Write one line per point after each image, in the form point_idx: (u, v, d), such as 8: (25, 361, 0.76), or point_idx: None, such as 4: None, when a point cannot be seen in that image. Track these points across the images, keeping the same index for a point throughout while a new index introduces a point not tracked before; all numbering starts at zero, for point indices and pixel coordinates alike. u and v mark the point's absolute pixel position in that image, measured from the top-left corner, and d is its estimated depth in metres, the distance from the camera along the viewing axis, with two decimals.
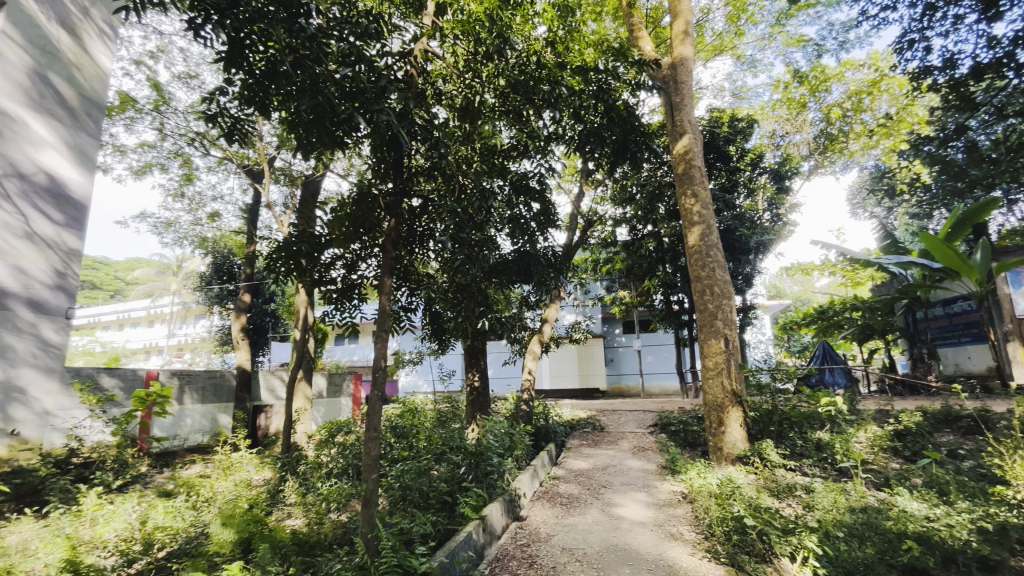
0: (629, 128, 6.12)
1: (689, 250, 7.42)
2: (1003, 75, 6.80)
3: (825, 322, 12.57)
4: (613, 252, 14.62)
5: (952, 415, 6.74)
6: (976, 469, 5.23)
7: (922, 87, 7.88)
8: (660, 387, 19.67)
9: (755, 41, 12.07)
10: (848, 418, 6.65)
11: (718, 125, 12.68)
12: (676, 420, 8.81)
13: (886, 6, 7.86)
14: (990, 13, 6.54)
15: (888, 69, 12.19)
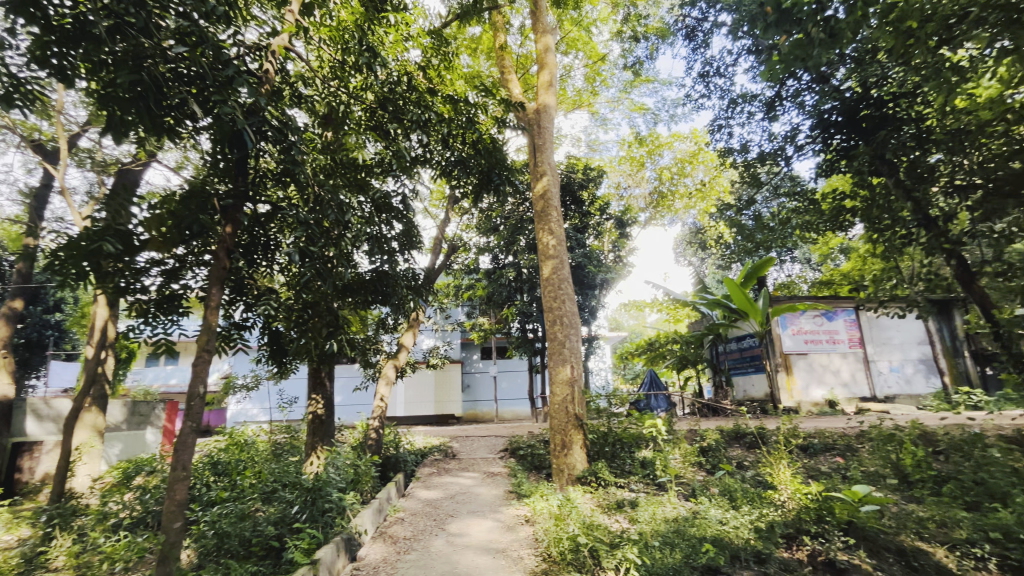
0: (495, 160, 6.36)
1: (543, 281, 7.93)
2: (778, 163, 8.73)
3: (652, 352, 14.41)
4: (475, 279, 14.92)
5: (740, 433, 8.15)
6: (755, 477, 6.40)
7: (726, 163, 9.71)
8: (513, 412, 20.35)
9: (607, 102, 13.70)
10: (666, 438, 7.60)
11: (574, 170, 14.17)
12: (524, 444, 9.16)
13: (703, 94, 9.63)
14: (771, 114, 8.41)
15: (703, 145, 14.85)
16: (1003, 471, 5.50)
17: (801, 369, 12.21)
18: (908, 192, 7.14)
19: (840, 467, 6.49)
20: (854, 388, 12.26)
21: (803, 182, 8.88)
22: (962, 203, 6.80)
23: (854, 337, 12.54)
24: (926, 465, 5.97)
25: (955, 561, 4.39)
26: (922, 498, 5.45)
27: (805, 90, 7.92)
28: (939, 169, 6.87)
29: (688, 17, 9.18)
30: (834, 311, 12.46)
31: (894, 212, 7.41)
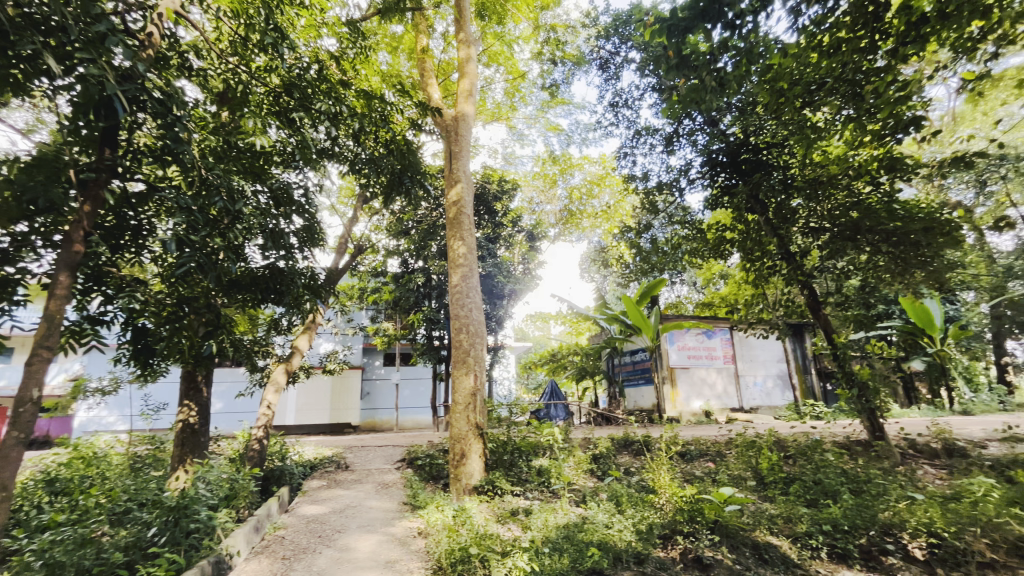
0: (407, 163, 6.36)
1: (452, 288, 7.88)
2: (673, 193, 9.58)
3: (554, 362, 14.91)
4: (382, 283, 14.40)
5: (628, 441, 8.70)
6: (639, 482, 6.87)
7: (629, 189, 10.44)
8: (414, 421, 19.83)
9: (524, 118, 14.09)
10: (562, 446, 7.88)
11: (489, 181, 14.38)
12: (422, 454, 8.95)
13: (612, 123, 10.30)
14: (669, 147, 9.21)
15: (610, 170, 15.84)
16: (835, 472, 6.46)
17: (684, 382, 13.40)
18: (775, 229, 8.23)
19: (711, 472, 7.19)
20: (726, 399, 13.70)
21: (693, 214, 9.81)
22: (816, 242, 8.17)
23: (728, 354, 14.07)
24: (778, 468, 6.82)
25: (796, 551, 5.07)
26: (774, 497, 6.23)
27: (698, 130, 8.81)
28: (799, 212, 8.02)
29: (602, 49, 9.79)
30: (713, 329, 13.91)
31: (763, 246, 8.48)
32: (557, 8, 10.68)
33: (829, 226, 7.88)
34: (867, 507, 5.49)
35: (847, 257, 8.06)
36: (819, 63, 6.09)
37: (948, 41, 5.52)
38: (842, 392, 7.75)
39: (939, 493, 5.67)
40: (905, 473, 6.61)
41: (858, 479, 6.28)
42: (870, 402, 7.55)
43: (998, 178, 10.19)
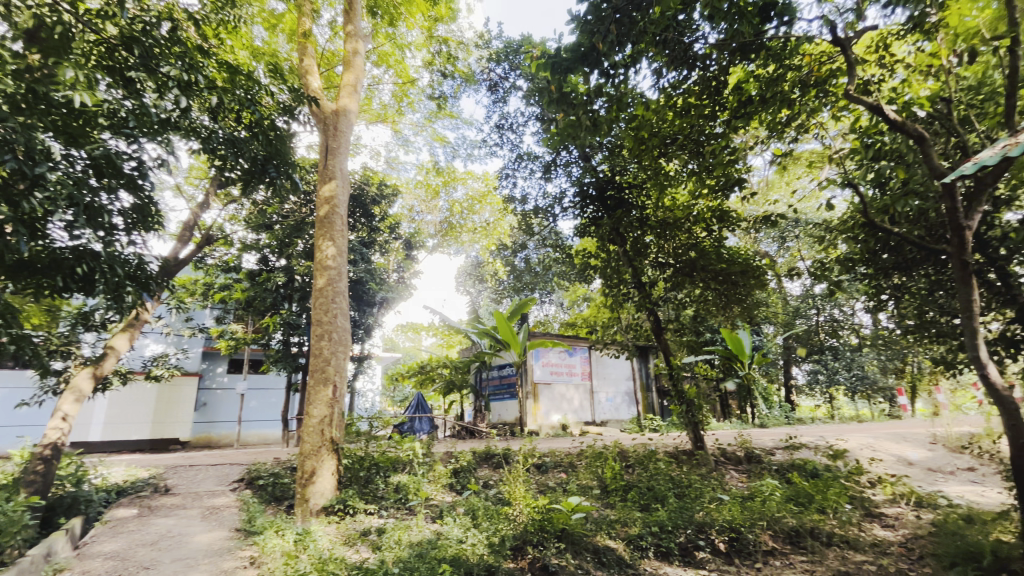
0: (274, 152, 6.16)
1: (315, 292, 7.31)
2: (547, 218, 10.16)
3: (422, 375, 14.65)
4: (234, 279, 12.83)
5: (489, 454, 8.84)
6: (496, 494, 7.00)
7: (508, 209, 10.84)
8: (259, 436, 17.82)
9: (410, 124, 13.86)
10: (422, 461, 7.70)
11: (367, 183, 13.82)
12: (265, 473, 8.05)
13: (496, 143, 10.64)
14: (547, 175, 9.79)
15: (492, 188, 16.28)
16: (665, 479, 7.33)
17: (545, 397, 14.14)
18: (631, 261, 9.21)
19: (562, 482, 7.63)
20: (581, 413, 14.76)
21: (564, 239, 10.50)
22: (662, 275, 9.38)
23: (586, 371, 15.25)
24: (619, 477, 7.49)
25: (629, 551, 5.60)
26: (614, 503, 6.82)
27: (573, 162, 9.53)
28: (650, 247, 9.10)
29: (492, 72, 10.11)
30: (574, 348, 15.00)
31: (620, 274, 9.37)
32: (452, 23, 10.79)
33: (673, 261, 9.12)
34: (687, 508, 6.31)
35: (685, 290, 9.35)
36: (674, 120, 7.06)
37: (767, 121, 6.79)
38: (675, 408, 8.84)
39: (739, 494, 6.75)
40: (716, 477, 7.76)
41: (682, 484, 7.19)
42: (694, 416, 8.73)
43: (794, 237, 12.73)
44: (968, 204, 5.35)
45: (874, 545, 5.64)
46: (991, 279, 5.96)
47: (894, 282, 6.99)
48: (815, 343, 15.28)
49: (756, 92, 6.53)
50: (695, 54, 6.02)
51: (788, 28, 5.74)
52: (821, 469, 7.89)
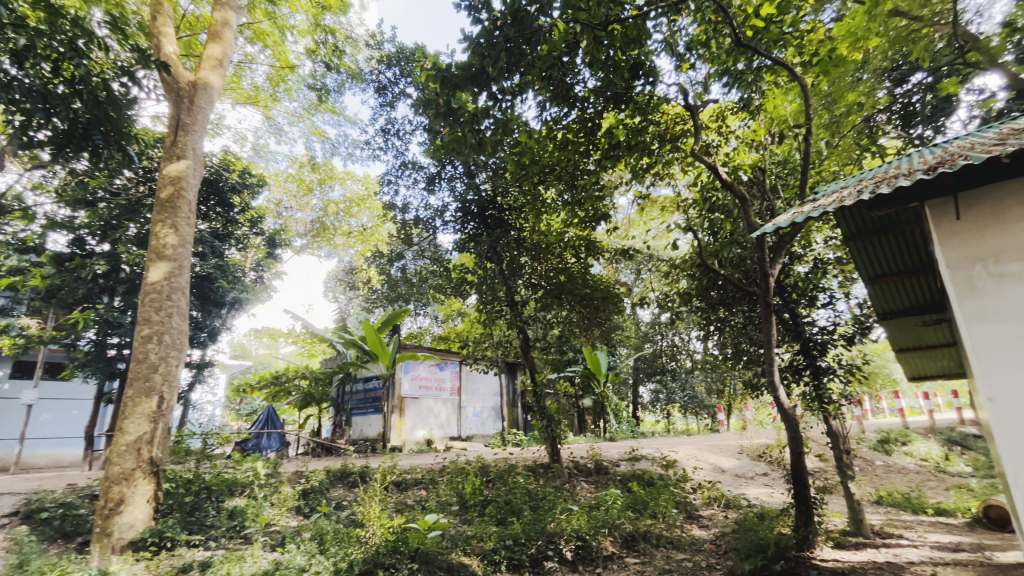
0: (105, 117, 5.89)
1: (145, 286, 6.25)
2: (427, 230, 10.06)
3: (276, 386, 13.31)
4: (32, 262, 10.39)
5: (345, 473, 8.29)
6: (348, 516, 6.56)
7: (388, 217, 10.49)
8: (50, 458, 14.43)
9: (285, 112, 12.76)
10: (265, 482, 6.90)
11: (228, 169, 12.36)
12: (52, 503, 6.49)
13: (380, 147, 10.28)
14: (431, 186, 9.72)
15: (372, 193, 15.64)
16: (522, 492, 7.59)
17: (411, 412, 13.79)
18: (505, 279, 9.48)
19: (422, 499, 7.45)
20: (447, 428, 14.65)
21: (443, 253, 10.46)
22: (534, 296, 9.70)
23: (455, 386, 15.23)
24: (478, 492, 7.54)
25: (483, 567, 5.62)
26: (471, 519, 6.85)
27: (457, 178, 9.63)
28: (524, 268, 9.43)
29: (381, 74, 9.79)
30: (445, 362, 14.96)
31: (495, 291, 9.48)
32: (341, 15, 10.32)
33: (543, 283, 9.57)
34: (539, 520, 6.56)
35: (553, 312, 9.90)
36: (553, 151, 7.57)
37: (631, 165, 7.56)
38: (536, 423, 9.26)
39: (587, 504, 7.24)
40: (568, 489, 8.24)
41: (537, 497, 7.50)
42: (553, 431, 9.23)
43: (647, 270, 14.36)
44: (772, 255, 6.59)
45: (691, 544, 6.48)
46: (786, 317, 7.35)
47: (720, 316, 8.23)
48: (658, 365, 17.35)
49: (624, 138, 7.29)
50: (575, 95, 6.72)
51: (652, 87, 6.63)
52: (656, 478, 8.86)
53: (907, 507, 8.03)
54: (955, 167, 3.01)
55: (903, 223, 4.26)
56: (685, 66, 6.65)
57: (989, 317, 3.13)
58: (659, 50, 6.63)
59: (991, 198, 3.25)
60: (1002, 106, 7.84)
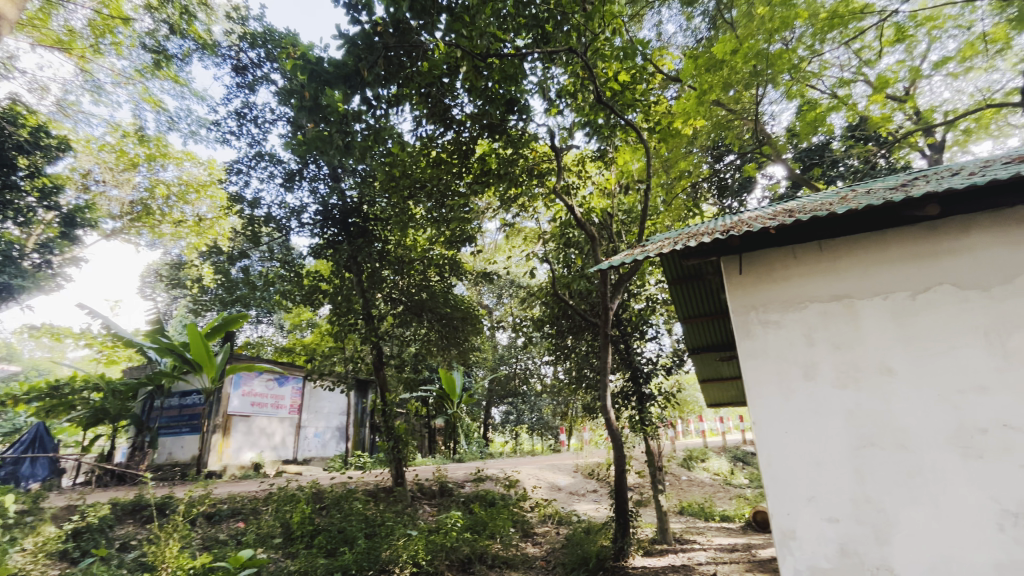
0: None
1: None
2: (278, 229, 9.13)
3: (52, 400, 10.59)
4: None
5: (138, 506, 6.91)
6: (136, 560, 5.43)
7: (232, 210, 9.29)
8: None
9: (109, 70, 10.70)
10: (16, 522, 5.37)
11: (14, 122, 10.00)
12: None
13: (231, 131, 9.17)
14: (289, 183, 8.90)
15: (217, 180, 13.77)
16: (359, 518, 7.11)
17: (238, 432, 12.13)
18: (364, 291, 9.01)
19: (238, 533, 6.52)
20: (281, 451, 13.20)
21: (296, 257, 9.58)
22: (392, 311, 9.42)
23: (295, 404, 13.85)
24: (308, 521, 6.87)
25: None
26: (296, 552, 6.19)
27: (321, 179, 9.01)
28: (386, 281, 9.13)
29: (242, 52, 8.82)
30: (286, 377, 13.60)
31: (350, 303, 8.94)
32: None
33: (403, 298, 9.43)
34: (374, 549, 6.17)
35: (411, 328, 9.70)
36: (425, 168, 7.60)
37: (500, 193, 7.87)
38: (382, 444, 8.84)
39: (427, 528, 7.05)
40: (409, 513, 7.97)
41: (375, 523, 7.11)
42: (399, 453, 8.88)
43: (508, 294, 14.97)
44: (614, 292, 7.38)
45: (524, 561, 6.73)
46: (621, 347, 8.24)
47: (567, 343, 8.91)
48: (511, 387, 18.00)
49: (495, 167, 7.58)
50: (451, 116, 6.82)
51: (525, 123, 7.05)
52: (498, 498, 9.07)
53: (702, 516, 9.42)
54: (740, 232, 3.72)
55: (707, 274, 5.12)
56: (554, 111, 7.23)
57: (757, 356, 3.91)
58: (533, 91, 7.10)
59: (765, 260, 4.07)
60: (783, 192, 10.03)
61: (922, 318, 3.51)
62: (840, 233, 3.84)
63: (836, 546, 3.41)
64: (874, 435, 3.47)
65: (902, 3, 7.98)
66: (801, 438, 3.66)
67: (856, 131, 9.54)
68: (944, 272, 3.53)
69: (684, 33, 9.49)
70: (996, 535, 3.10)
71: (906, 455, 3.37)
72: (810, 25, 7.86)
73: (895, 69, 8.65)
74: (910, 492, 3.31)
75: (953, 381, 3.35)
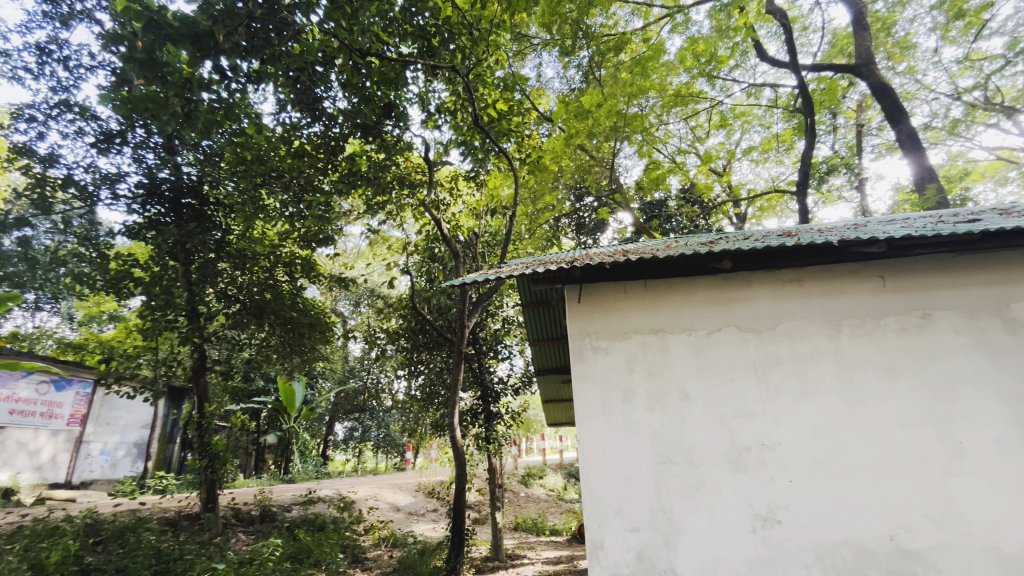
0: None
1: None
2: (80, 197, 7.30)
3: None
4: None
5: None
6: None
7: (13, 163, 7.29)
8: None
9: None
10: None
11: None
12: None
13: (27, 68, 7.35)
14: (104, 144, 7.15)
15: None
16: (147, 554, 5.93)
17: None
18: (191, 284, 7.54)
19: None
20: (48, 472, 10.49)
21: (102, 234, 7.72)
22: (225, 309, 8.27)
23: (77, 414, 11.25)
24: (72, 561, 5.49)
25: None
26: None
27: (149, 146, 7.51)
28: (222, 274, 7.98)
29: None
30: (68, 380, 11.00)
31: (171, 295, 7.42)
32: None
33: (241, 296, 8.39)
34: None
35: (247, 330, 8.65)
36: (285, 158, 6.98)
37: (366, 197, 7.49)
38: (191, 463, 7.57)
39: (236, 559, 6.14)
40: (218, 543, 6.91)
41: (169, 557, 6.00)
42: (214, 473, 7.68)
43: (365, 303, 14.25)
44: (473, 310, 7.46)
45: None
46: (474, 366, 8.37)
47: (421, 359, 8.76)
48: (359, 401, 17.04)
49: (365, 169, 7.24)
50: (321, 108, 6.41)
51: (401, 131, 6.90)
52: (328, 521, 8.37)
53: (534, 531, 9.87)
54: (582, 264, 4.06)
55: (553, 301, 5.48)
56: (432, 124, 7.21)
57: (586, 379, 4.28)
58: (413, 100, 7.01)
59: (600, 292, 4.51)
60: (628, 236, 11.35)
61: (714, 354, 4.22)
62: (660, 275, 4.44)
63: (635, 553, 3.84)
64: (671, 452, 4.02)
65: (726, 97, 9.78)
66: (615, 455, 4.07)
67: (686, 193, 11.29)
68: (733, 316, 4.29)
69: (560, 80, 10.30)
70: (750, 536, 3.78)
71: (693, 470, 3.96)
72: (660, 98, 9.17)
73: (717, 148, 10.51)
74: (694, 501, 3.89)
75: (731, 407, 4.06)
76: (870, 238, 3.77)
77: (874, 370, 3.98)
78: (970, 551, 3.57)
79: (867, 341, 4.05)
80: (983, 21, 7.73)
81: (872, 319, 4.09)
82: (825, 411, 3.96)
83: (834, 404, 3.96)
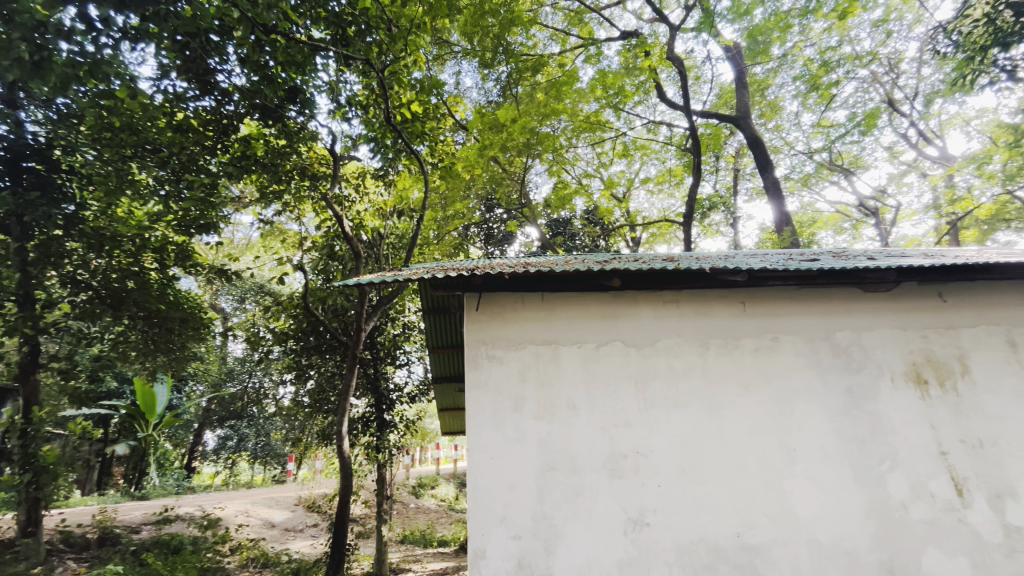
0: None
1: None
2: None
3: None
4: None
5: None
6: None
7: None
8: None
9: None
10: None
11: None
12: None
13: None
14: None
15: None
16: None
17: None
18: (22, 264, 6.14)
19: None
20: None
21: None
22: (71, 297, 7.06)
23: None
24: None
25: None
26: None
27: None
28: (70, 256, 6.79)
29: None
30: None
31: None
32: None
33: (93, 282, 7.22)
34: None
35: (100, 323, 7.45)
36: (165, 131, 6.21)
37: (261, 183, 6.90)
38: (8, 479, 6.17)
39: None
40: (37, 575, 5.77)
41: None
42: (38, 491, 6.44)
43: (251, 300, 13.05)
44: (372, 314, 7.14)
45: None
46: (369, 372, 8.04)
47: (311, 363, 8.22)
48: (235, 408, 15.48)
49: (261, 154, 6.69)
50: (213, 81, 5.82)
51: (306, 118, 6.47)
52: (186, 543, 7.39)
53: (421, 544, 9.61)
54: (481, 272, 4.09)
55: (452, 308, 5.43)
56: (340, 115, 6.85)
57: (480, 388, 4.30)
58: (322, 88, 6.64)
59: (498, 302, 4.58)
60: (534, 250, 11.67)
61: (601, 366, 4.47)
62: (556, 289, 4.62)
63: (516, 560, 3.90)
64: (556, 460, 4.18)
65: (629, 129, 10.56)
66: (503, 463, 4.13)
67: (590, 214, 11.93)
68: (619, 332, 4.59)
69: (478, 91, 10.40)
70: (622, 538, 4.03)
71: (575, 477, 4.14)
72: (570, 122, 9.71)
73: (618, 176, 11.31)
74: (574, 507, 4.07)
75: (612, 417, 4.33)
76: (735, 268, 4.27)
77: (733, 385, 4.50)
78: (798, 544, 4.13)
79: (728, 359, 4.57)
80: (831, 95, 9.26)
81: (733, 339, 4.63)
82: (691, 421, 4.38)
83: (699, 414, 4.40)
